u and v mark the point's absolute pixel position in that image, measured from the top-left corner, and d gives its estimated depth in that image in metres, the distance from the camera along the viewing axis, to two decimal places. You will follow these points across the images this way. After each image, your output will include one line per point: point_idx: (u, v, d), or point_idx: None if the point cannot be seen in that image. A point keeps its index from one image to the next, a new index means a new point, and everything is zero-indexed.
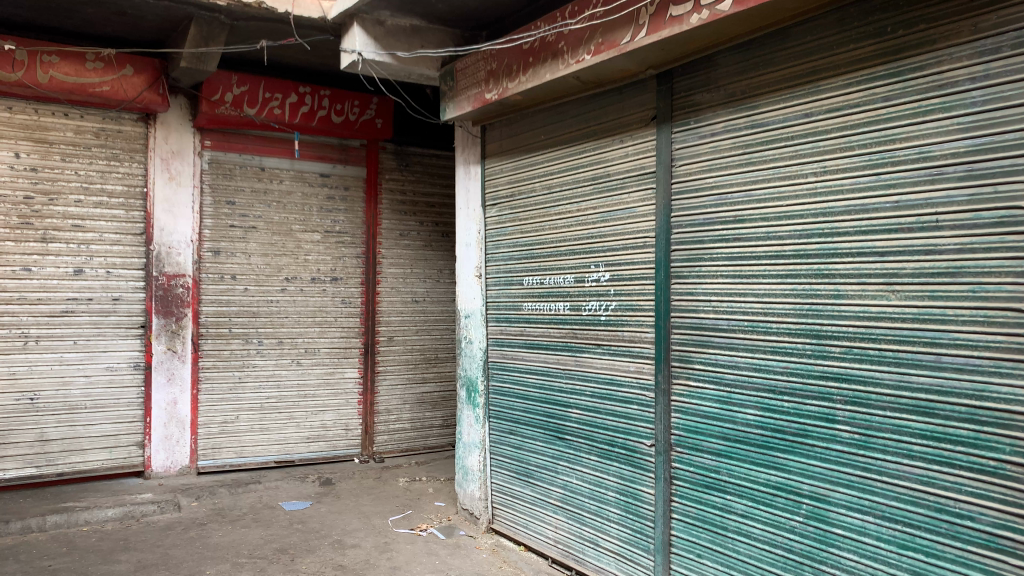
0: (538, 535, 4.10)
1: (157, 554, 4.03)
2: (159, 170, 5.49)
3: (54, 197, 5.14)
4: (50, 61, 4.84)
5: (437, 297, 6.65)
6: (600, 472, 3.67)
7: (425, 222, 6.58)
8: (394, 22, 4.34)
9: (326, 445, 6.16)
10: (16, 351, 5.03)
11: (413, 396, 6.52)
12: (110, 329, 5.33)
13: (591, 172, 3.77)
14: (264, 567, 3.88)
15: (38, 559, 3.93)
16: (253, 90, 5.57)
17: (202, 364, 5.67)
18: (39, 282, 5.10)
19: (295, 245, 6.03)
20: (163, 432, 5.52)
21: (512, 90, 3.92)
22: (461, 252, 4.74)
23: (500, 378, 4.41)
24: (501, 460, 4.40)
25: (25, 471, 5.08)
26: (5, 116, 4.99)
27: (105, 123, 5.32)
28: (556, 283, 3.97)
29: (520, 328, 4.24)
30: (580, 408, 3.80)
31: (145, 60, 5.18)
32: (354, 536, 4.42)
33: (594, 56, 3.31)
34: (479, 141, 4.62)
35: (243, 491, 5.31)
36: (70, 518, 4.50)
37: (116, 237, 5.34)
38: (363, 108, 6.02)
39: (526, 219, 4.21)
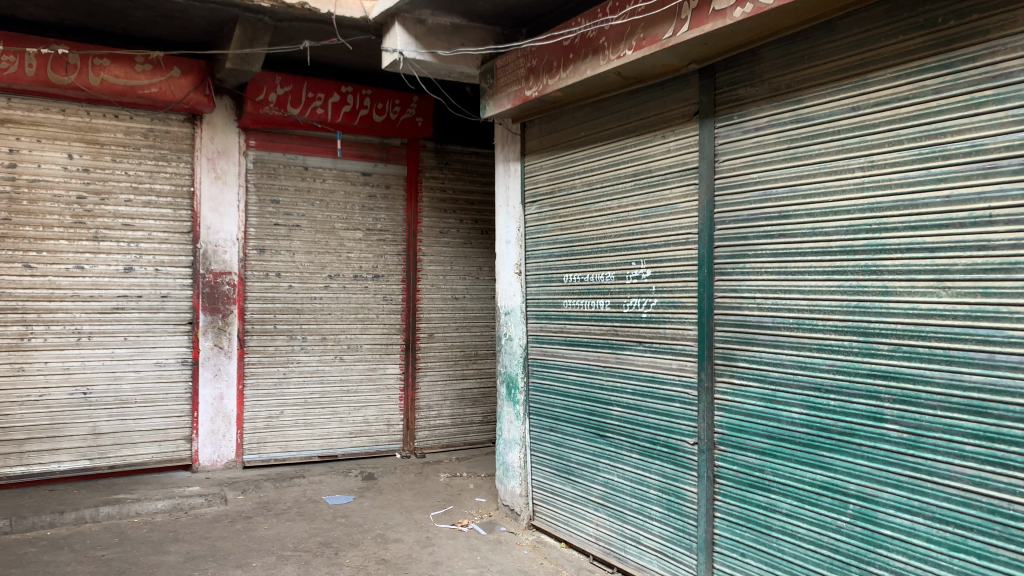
0: (579, 532, 4.10)
1: (204, 545, 4.11)
2: (205, 169, 5.60)
3: (105, 197, 5.27)
4: (101, 63, 4.97)
5: (477, 294, 6.68)
6: (642, 470, 3.65)
7: (465, 219, 6.61)
8: (434, 20, 4.37)
9: (368, 440, 6.22)
10: (69, 346, 5.17)
11: (453, 393, 6.55)
12: (159, 325, 5.46)
13: (632, 168, 3.75)
14: (308, 560, 3.94)
15: (91, 548, 4.04)
16: (296, 90, 5.64)
17: (248, 360, 5.77)
18: (91, 279, 5.23)
19: (337, 242, 6.10)
20: (210, 426, 5.63)
21: (552, 87, 3.91)
22: (501, 249, 4.75)
23: (541, 375, 4.41)
24: (542, 457, 4.41)
25: (79, 463, 5.22)
26: (58, 118, 5.14)
27: (153, 124, 5.44)
28: (597, 280, 3.96)
29: (561, 325, 4.24)
30: (621, 405, 3.79)
31: (191, 61, 5.28)
32: (396, 530, 4.46)
33: (635, 51, 3.29)
34: (520, 139, 4.62)
35: (288, 485, 5.40)
36: (121, 509, 4.62)
37: (165, 236, 5.47)
38: (404, 107, 6.06)
39: (566, 216, 4.21)
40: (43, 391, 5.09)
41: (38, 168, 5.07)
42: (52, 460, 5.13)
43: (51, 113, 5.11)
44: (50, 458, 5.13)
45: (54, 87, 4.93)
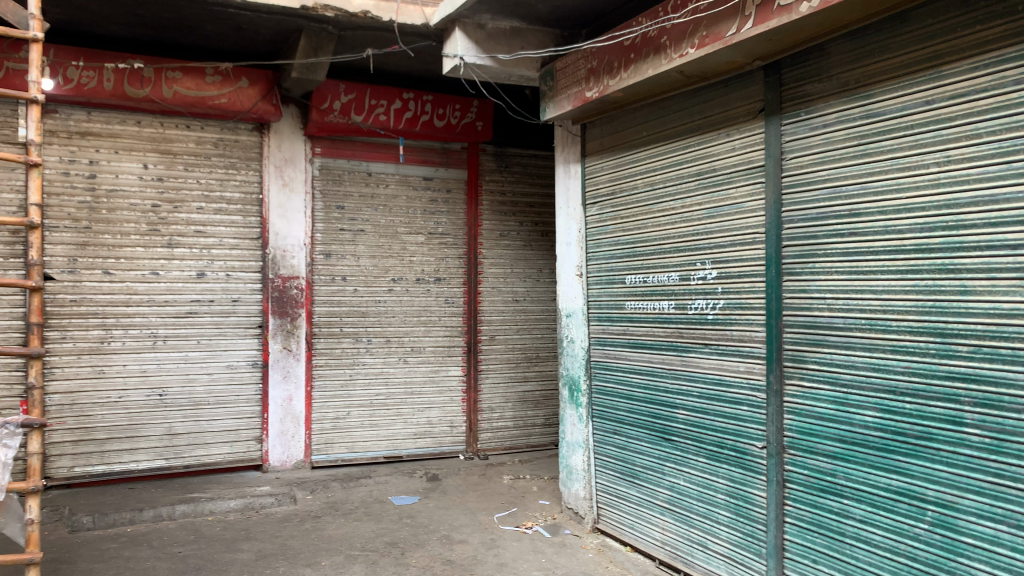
0: (644, 536, 4.06)
1: (275, 544, 4.21)
2: (273, 177, 5.74)
3: (179, 205, 5.45)
4: (174, 76, 5.16)
5: (539, 296, 6.68)
6: (709, 474, 3.60)
7: (525, 222, 6.63)
8: (494, 25, 4.39)
9: (432, 441, 6.28)
10: (146, 350, 5.35)
11: (515, 395, 6.57)
12: (230, 329, 5.62)
13: (696, 167, 3.70)
14: (375, 560, 4.00)
15: (168, 545, 4.18)
16: (359, 98, 5.75)
17: (315, 362, 5.89)
18: (166, 284, 5.41)
19: (400, 246, 6.18)
20: (280, 427, 5.76)
21: (613, 87, 3.89)
22: (563, 251, 4.74)
23: (603, 378, 4.39)
24: (606, 461, 4.38)
25: (156, 463, 5.41)
26: (134, 130, 5.33)
27: (223, 133, 5.61)
28: (660, 281, 3.92)
29: (623, 327, 4.21)
30: (687, 409, 3.74)
31: (259, 72, 5.42)
32: (461, 531, 4.49)
33: (698, 49, 3.24)
34: (580, 140, 4.61)
35: (354, 485, 5.49)
36: (196, 508, 4.77)
37: (235, 242, 5.63)
38: (464, 111, 6.10)
39: (629, 217, 4.18)
40: (122, 393, 5.29)
41: (116, 178, 5.28)
42: (130, 459, 5.33)
43: (128, 125, 5.32)
44: (129, 457, 5.32)
45: (130, 100, 5.13)
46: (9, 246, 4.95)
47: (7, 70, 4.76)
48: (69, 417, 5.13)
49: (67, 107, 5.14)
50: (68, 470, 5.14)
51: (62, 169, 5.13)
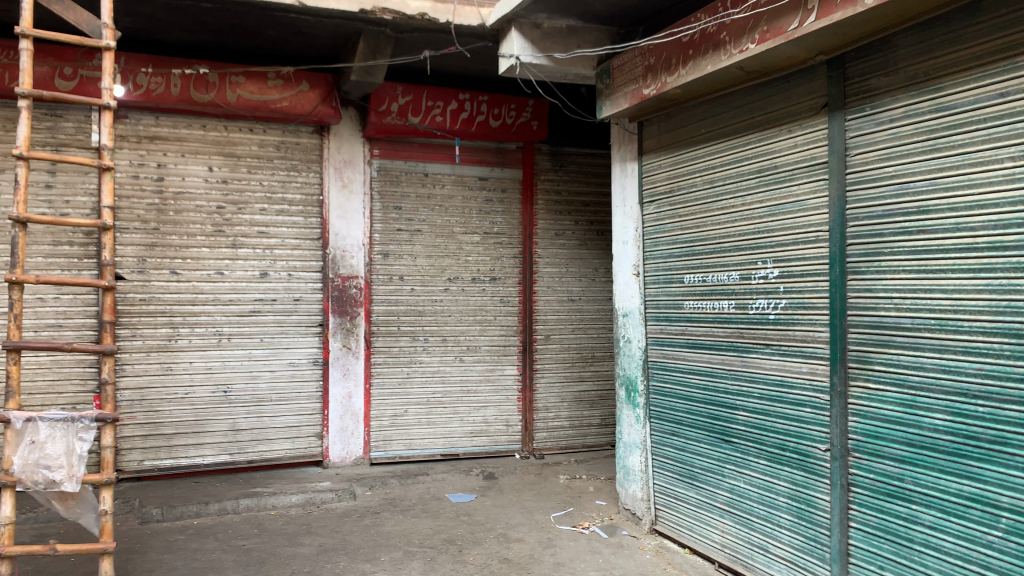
0: (703, 539, 4.01)
1: (336, 539, 4.29)
2: (333, 178, 5.84)
3: (242, 207, 5.59)
4: (237, 80, 5.29)
5: (594, 295, 6.65)
6: (770, 477, 3.54)
7: (581, 221, 6.61)
8: (550, 24, 4.38)
9: (488, 439, 6.31)
10: (211, 347, 5.51)
11: (571, 395, 6.55)
12: (292, 327, 5.73)
13: (756, 164, 3.64)
14: (433, 556, 4.04)
15: (234, 538, 4.29)
16: (416, 99, 5.80)
17: (374, 360, 5.97)
18: (230, 284, 5.55)
19: (456, 246, 6.23)
20: (340, 424, 5.86)
21: (671, 85, 3.85)
22: (619, 250, 4.71)
23: (661, 378, 4.34)
24: (664, 462, 4.34)
25: (221, 457, 5.56)
26: (200, 134, 5.49)
27: (285, 136, 5.73)
28: (719, 281, 3.86)
29: (681, 327, 4.16)
30: (748, 410, 3.68)
31: (319, 75, 5.52)
32: (518, 530, 4.51)
33: (759, 44, 3.19)
34: (637, 138, 4.57)
35: (412, 482, 5.55)
36: (259, 502, 4.89)
37: (296, 243, 5.74)
38: (520, 111, 6.11)
39: (687, 215, 4.13)
40: (188, 390, 5.44)
41: (182, 180, 5.44)
42: (197, 453, 5.48)
43: (194, 129, 5.47)
44: (195, 452, 5.48)
45: (196, 105, 5.28)
46: (83, 247, 5.14)
47: (80, 78, 4.94)
48: (138, 412, 5.31)
49: (136, 113, 5.31)
50: (138, 463, 5.32)
51: (132, 172, 5.31)
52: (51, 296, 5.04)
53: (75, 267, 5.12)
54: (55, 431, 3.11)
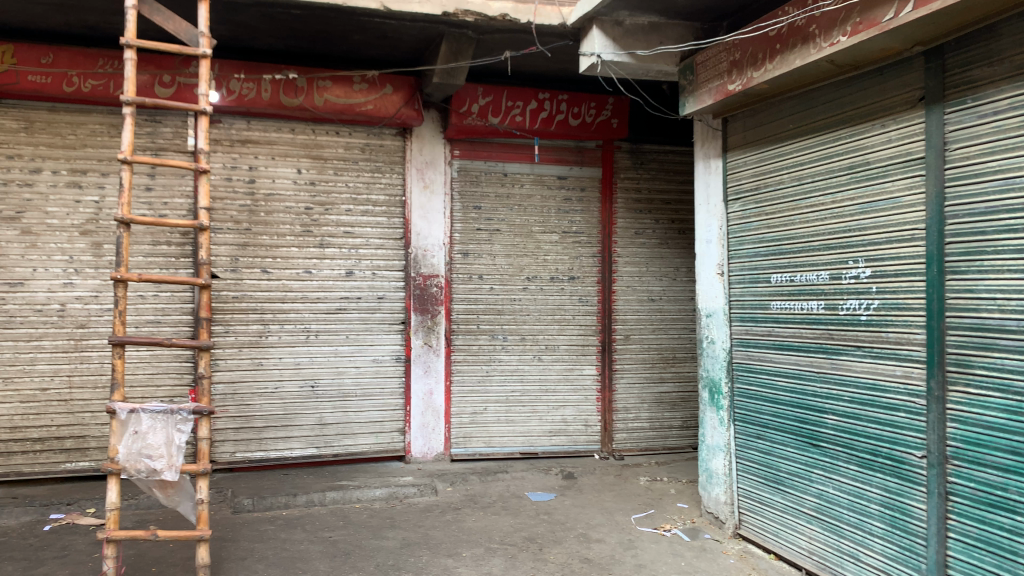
0: (790, 545, 3.90)
1: (419, 533, 4.36)
2: (415, 179, 5.95)
3: (329, 207, 5.75)
4: (324, 84, 5.44)
5: (675, 295, 6.56)
6: (862, 483, 3.43)
7: (662, 219, 6.53)
8: (632, 21, 4.36)
9: (567, 439, 6.30)
10: (299, 344, 5.68)
11: (651, 396, 6.48)
12: (375, 324, 5.87)
13: (848, 160, 3.53)
14: (514, 554, 4.06)
15: (321, 529, 4.41)
16: (497, 100, 5.85)
17: (454, 358, 6.05)
18: (318, 282, 5.72)
19: (535, 245, 6.24)
20: (422, 420, 5.95)
21: (758, 80, 3.76)
22: (702, 249, 4.64)
23: (746, 380, 4.26)
24: (749, 465, 4.25)
25: (308, 450, 5.72)
26: (289, 137, 5.67)
27: (369, 139, 5.87)
28: (809, 280, 3.75)
29: (768, 328, 4.07)
30: (837, 414, 3.58)
31: (402, 78, 5.62)
32: (598, 530, 4.49)
33: (851, 37, 3.08)
34: (721, 134, 4.48)
35: (492, 480, 5.60)
36: (345, 496, 5.02)
37: (380, 242, 5.87)
38: (600, 109, 6.08)
39: (774, 213, 4.03)
40: (278, 384, 5.62)
41: (272, 183, 5.62)
42: (285, 446, 5.66)
43: (283, 133, 5.65)
44: (284, 444, 5.66)
45: (285, 109, 5.45)
46: (180, 247, 5.37)
47: (179, 85, 5.16)
48: (231, 406, 5.51)
49: (229, 117, 5.52)
50: (231, 454, 5.53)
51: (226, 175, 5.52)
52: (151, 293, 5.29)
53: (172, 266, 5.36)
54: (156, 422, 3.27)
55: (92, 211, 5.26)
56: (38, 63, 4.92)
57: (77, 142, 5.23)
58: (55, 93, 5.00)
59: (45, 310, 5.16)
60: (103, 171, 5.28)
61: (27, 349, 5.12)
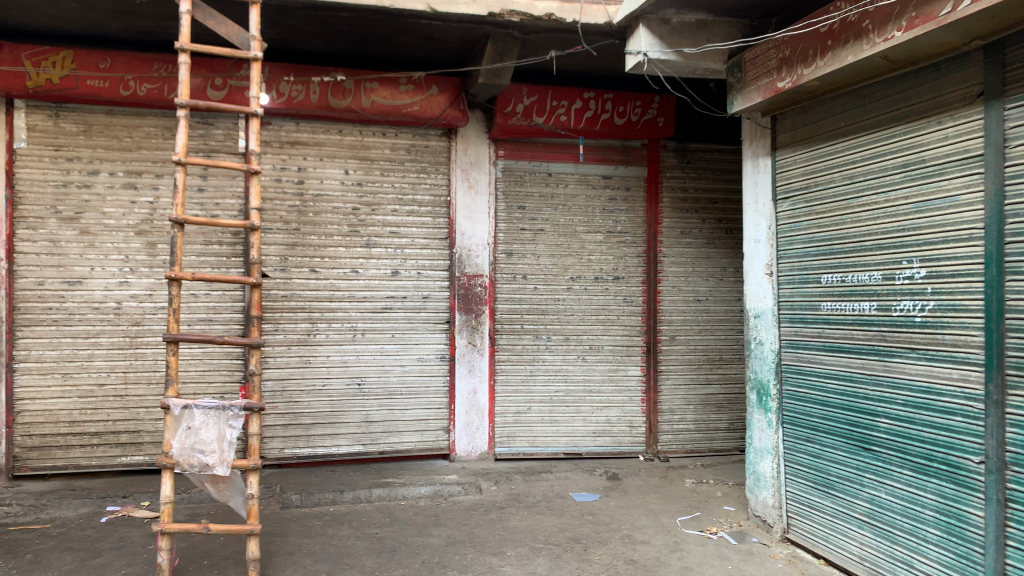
0: (841, 551, 3.83)
1: (464, 531, 4.38)
2: (460, 179, 5.98)
3: (375, 208, 5.82)
4: (371, 86, 5.51)
5: (722, 296, 6.48)
6: (915, 488, 3.35)
7: (708, 219, 6.46)
8: (679, 19, 4.32)
9: (611, 440, 6.27)
10: (346, 342, 5.75)
11: (697, 397, 6.41)
12: (420, 323, 5.91)
13: (902, 157, 3.45)
14: (559, 554, 4.06)
15: (367, 526, 4.47)
16: (542, 100, 5.85)
17: (498, 357, 6.06)
18: (364, 282, 5.79)
19: (579, 245, 6.23)
20: (466, 419, 5.98)
21: (808, 77, 3.70)
22: (750, 249, 4.57)
23: (795, 382, 4.19)
24: (798, 469, 4.18)
25: (355, 447, 5.79)
26: (337, 138, 5.74)
27: (415, 139, 5.92)
28: (860, 281, 3.68)
29: (818, 329, 4.00)
30: (889, 417, 3.50)
31: (448, 79, 5.66)
32: (644, 532, 4.46)
33: (906, 32, 3.02)
34: (770, 133, 4.42)
35: (536, 479, 5.60)
36: (391, 492, 5.07)
37: (425, 242, 5.92)
38: (645, 108, 6.04)
39: (825, 212, 3.96)
40: (325, 381, 5.70)
41: (320, 183, 5.70)
42: (332, 443, 5.74)
43: (331, 134, 5.73)
44: (331, 441, 5.73)
45: (333, 111, 5.52)
46: (231, 247, 5.47)
47: (230, 88, 5.26)
48: (280, 402, 5.60)
49: (279, 119, 5.61)
50: (279, 450, 5.62)
51: (275, 176, 5.62)
52: (203, 292, 5.40)
53: (223, 265, 5.47)
54: (208, 418, 3.34)
55: (146, 211, 5.40)
56: (97, 68, 5.05)
57: (133, 145, 5.37)
58: (112, 97, 5.14)
59: (102, 308, 5.31)
60: (158, 172, 5.41)
61: (85, 345, 5.27)
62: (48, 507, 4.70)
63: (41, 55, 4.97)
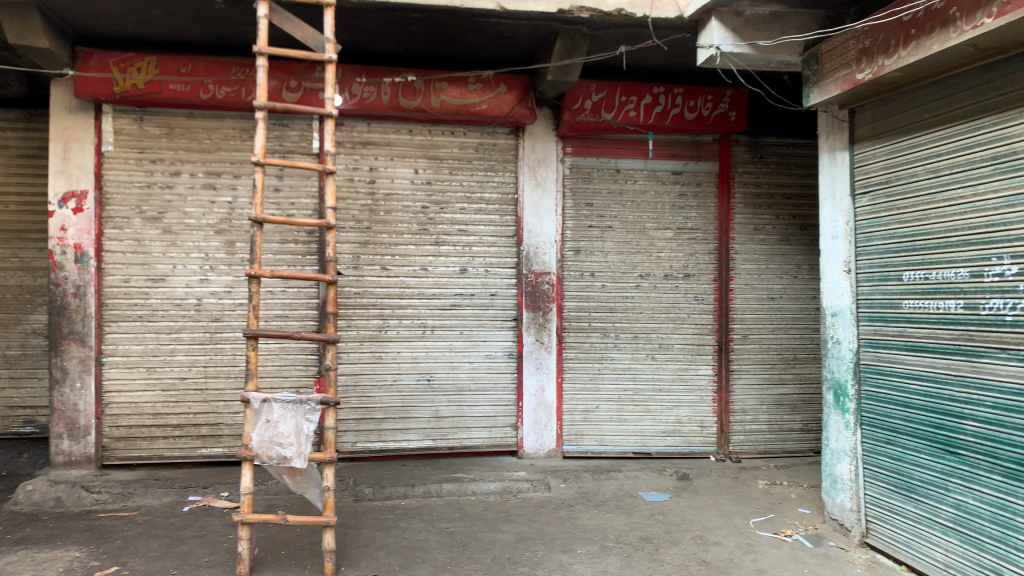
0: (924, 557, 3.70)
1: (534, 528, 4.40)
2: (527, 177, 5.99)
3: (444, 206, 5.88)
4: (440, 86, 5.57)
5: (797, 293, 6.32)
6: (1005, 494, 3.22)
7: (782, 215, 6.31)
8: (753, 11, 4.24)
9: (681, 440, 6.19)
10: (416, 338, 5.83)
11: (770, 398, 6.27)
12: (489, 321, 5.95)
13: (991, 150, 3.32)
14: (629, 553, 4.04)
15: (438, 520, 4.52)
16: (610, 95, 5.83)
17: (566, 355, 6.06)
18: (434, 279, 5.86)
19: (648, 242, 6.17)
20: (534, 416, 5.99)
21: (890, 68, 3.58)
22: (827, 245, 4.45)
23: (874, 383, 4.07)
24: (877, 472, 4.05)
25: (425, 442, 5.86)
26: (407, 138, 5.83)
27: (483, 138, 5.96)
28: (946, 278, 3.55)
29: (899, 328, 3.87)
30: (977, 420, 3.38)
31: (516, 77, 5.68)
32: (716, 533, 4.40)
33: (997, 19, 2.90)
34: (848, 126, 4.29)
35: (605, 478, 5.58)
36: (460, 487, 5.13)
37: (493, 240, 5.96)
38: (716, 102, 5.97)
39: (907, 207, 3.82)
40: (396, 377, 5.79)
41: (391, 182, 5.79)
42: (403, 438, 5.82)
43: (402, 134, 5.82)
44: (402, 436, 5.82)
45: (403, 112, 5.60)
46: (306, 245, 5.61)
47: (305, 90, 5.39)
48: (352, 397, 5.72)
49: (351, 120, 5.72)
50: (352, 444, 5.73)
51: (348, 176, 5.73)
52: (279, 289, 5.55)
53: (299, 263, 5.60)
54: (286, 411, 3.43)
55: (225, 211, 5.57)
56: (178, 73, 5.25)
57: (212, 146, 5.55)
58: (193, 100, 5.32)
59: (184, 304, 5.50)
60: (236, 173, 5.58)
61: (167, 341, 5.47)
62: (134, 496, 4.91)
63: (127, 61, 5.19)
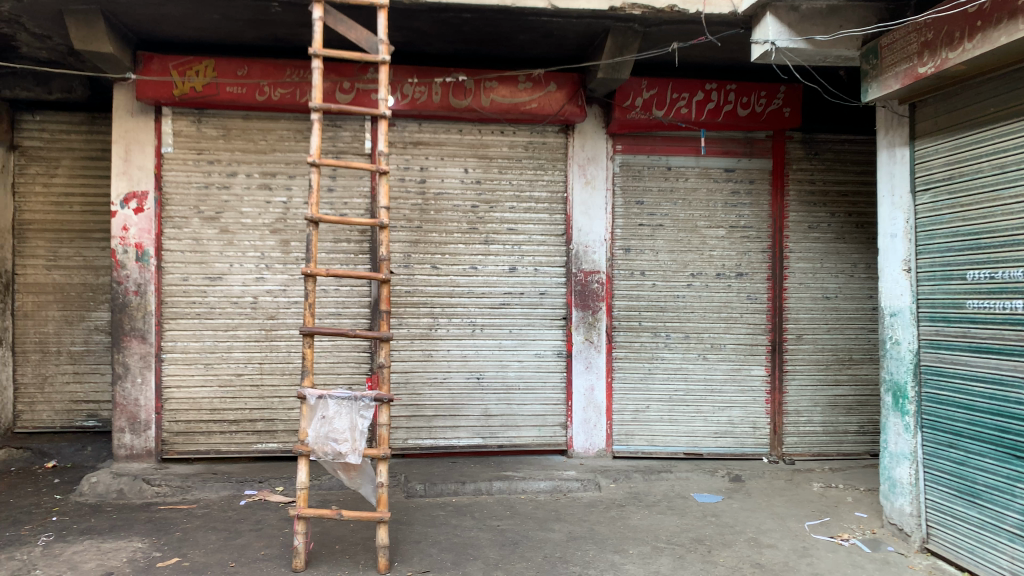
0: (989, 564, 3.59)
1: (584, 527, 4.39)
2: (577, 175, 5.98)
3: (494, 205, 5.90)
4: (491, 85, 5.60)
5: (853, 292, 6.18)
6: None
7: (837, 212, 6.19)
8: (810, 5, 4.16)
9: (733, 441, 6.12)
10: (466, 337, 5.86)
11: (824, 399, 6.15)
12: (538, 320, 5.96)
13: None
14: (682, 554, 4.01)
15: (489, 517, 4.55)
16: (662, 93, 5.79)
17: (616, 354, 6.03)
18: (483, 278, 5.88)
19: (700, 241, 6.10)
20: (584, 415, 5.97)
21: (954, 61, 3.48)
22: (885, 244, 4.35)
23: (936, 385, 3.96)
24: (939, 476, 3.95)
25: (474, 440, 5.89)
26: (457, 137, 5.86)
27: (533, 137, 5.97)
28: (1013, 277, 3.45)
29: (962, 329, 3.76)
30: None
31: (566, 75, 5.67)
32: (770, 535, 4.33)
33: None
34: (908, 122, 4.17)
35: (655, 478, 5.54)
36: (510, 486, 5.14)
37: (542, 239, 5.96)
38: (770, 98, 5.89)
39: (970, 204, 3.72)
40: (446, 375, 5.84)
41: (441, 182, 5.84)
42: (453, 435, 5.86)
43: (452, 134, 5.85)
44: (452, 434, 5.86)
45: (454, 111, 5.64)
46: (358, 244, 5.69)
47: (357, 91, 5.46)
48: (404, 394, 5.78)
49: (403, 120, 5.78)
50: (403, 441, 5.80)
51: (399, 176, 5.79)
52: (332, 287, 5.63)
53: (352, 261, 5.68)
54: (341, 408, 3.49)
55: (280, 211, 5.67)
56: (236, 75, 5.37)
57: (268, 147, 5.65)
58: (249, 102, 5.43)
59: (240, 302, 5.62)
60: (290, 173, 5.68)
61: (224, 338, 5.60)
62: (193, 489, 5.03)
63: (186, 64, 5.30)
